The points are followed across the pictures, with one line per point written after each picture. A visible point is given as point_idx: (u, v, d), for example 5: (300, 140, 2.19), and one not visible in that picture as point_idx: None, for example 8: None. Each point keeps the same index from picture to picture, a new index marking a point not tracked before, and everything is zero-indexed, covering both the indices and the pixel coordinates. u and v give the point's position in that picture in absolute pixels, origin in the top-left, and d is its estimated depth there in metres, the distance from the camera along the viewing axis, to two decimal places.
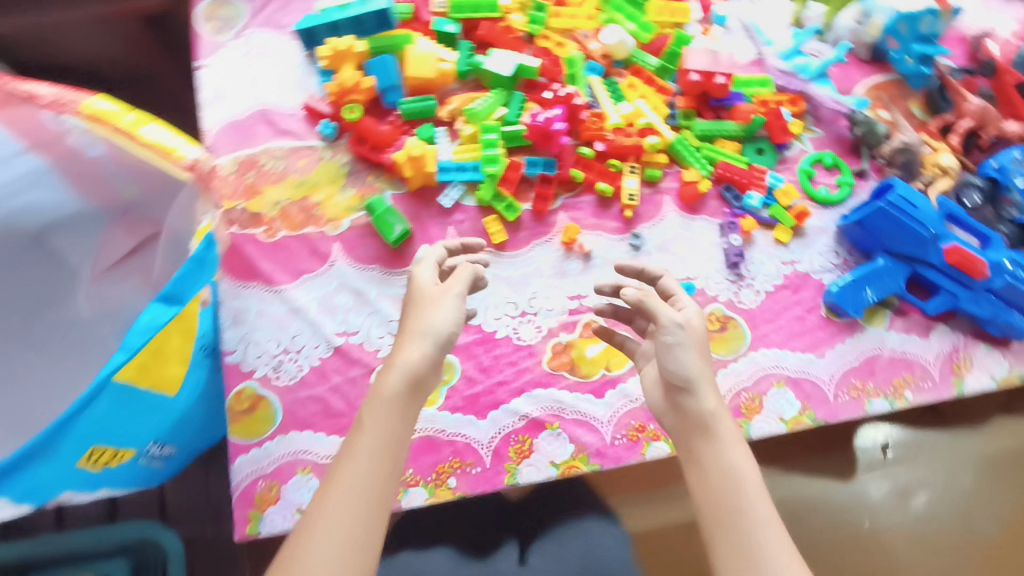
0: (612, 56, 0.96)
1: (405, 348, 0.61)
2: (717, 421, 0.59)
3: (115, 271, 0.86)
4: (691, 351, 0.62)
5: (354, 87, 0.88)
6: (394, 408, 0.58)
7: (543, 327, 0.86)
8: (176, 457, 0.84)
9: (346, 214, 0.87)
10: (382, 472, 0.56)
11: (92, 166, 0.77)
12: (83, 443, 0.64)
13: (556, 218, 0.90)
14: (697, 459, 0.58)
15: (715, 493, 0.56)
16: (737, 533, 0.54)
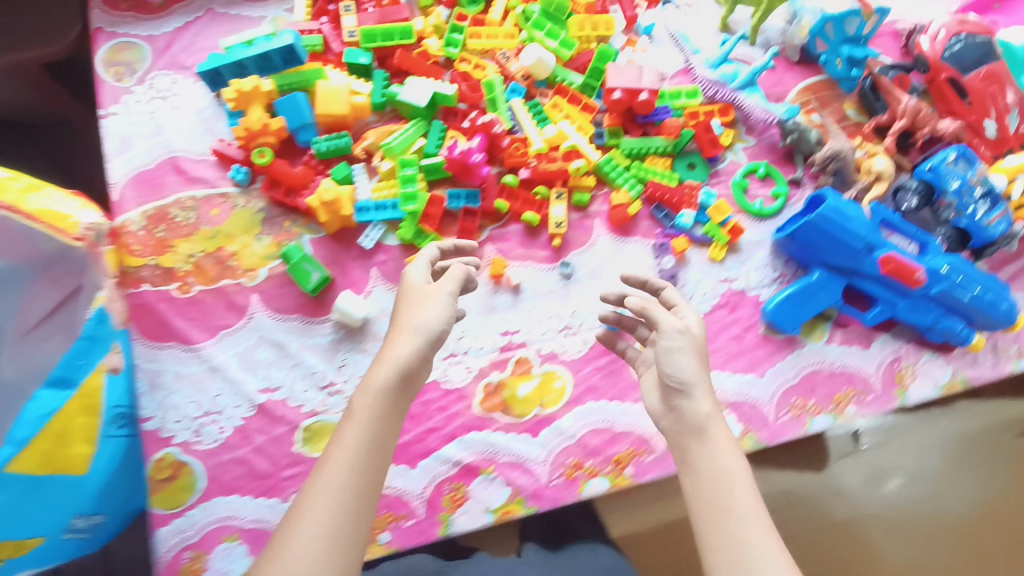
0: (533, 77, 0.92)
1: (392, 362, 0.62)
2: (711, 423, 0.59)
3: None
4: (689, 354, 0.62)
5: (263, 129, 0.84)
6: (382, 410, 0.60)
7: (473, 367, 0.84)
8: (110, 527, 0.82)
9: (263, 263, 0.84)
10: (367, 470, 0.57)
11: None
12: None
13: (483, 251, 0.87)
14: (689, 460, 0.58)
15: (708, 493, 0.56)
16: (723, 531, 0.54)
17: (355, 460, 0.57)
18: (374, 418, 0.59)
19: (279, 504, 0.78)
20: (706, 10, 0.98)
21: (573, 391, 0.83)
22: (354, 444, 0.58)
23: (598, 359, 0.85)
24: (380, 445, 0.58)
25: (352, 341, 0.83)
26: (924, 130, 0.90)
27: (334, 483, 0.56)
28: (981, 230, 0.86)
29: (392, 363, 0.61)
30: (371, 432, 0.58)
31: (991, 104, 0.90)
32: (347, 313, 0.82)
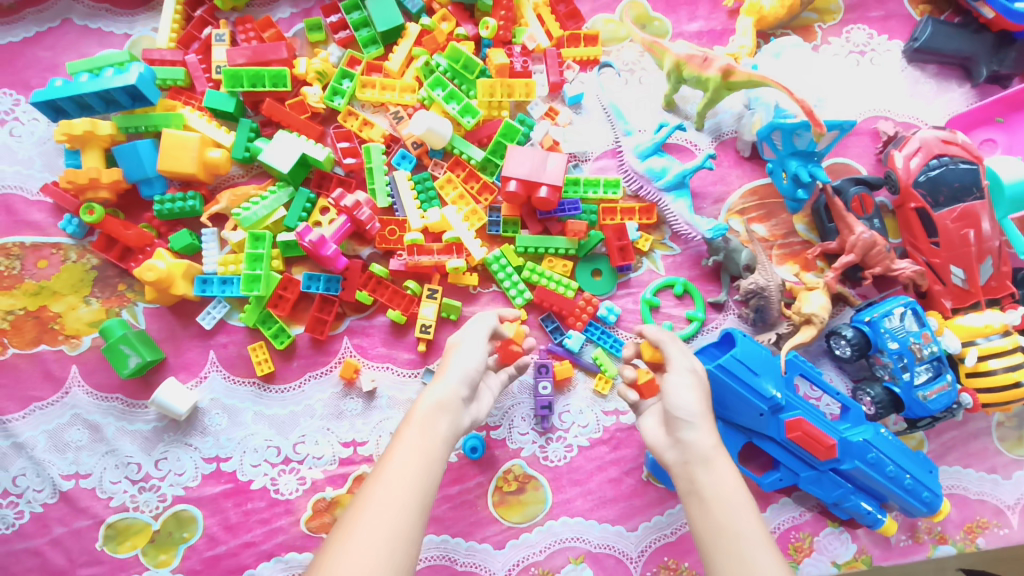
0: (426, 145, 0.80)
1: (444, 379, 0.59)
2: (715, 455, 0.56)
3: None
4: (692, 386, 0.60)
5: (91, 182, 0.74)
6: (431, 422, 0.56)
7: (306, 479, 0.74)
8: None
9: (88, 331, 0.75)
10: (422, 474, 0.52)
11: None
12: None
13: (339, 345, 0.77)
14: (694, 489, 0.55)
15: (719, 516, 0.52)
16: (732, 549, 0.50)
17: (409, 468, 0.52)
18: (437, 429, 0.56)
19: None
20: (649, 83, 0.85)
21: None
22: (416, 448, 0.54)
23: (447, 488, 0.74)
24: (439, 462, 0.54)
25: (176, 433, 0.74)
26: (873, 269, 0.76)
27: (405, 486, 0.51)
28: (916, 403, 0.73)
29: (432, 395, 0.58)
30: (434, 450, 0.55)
31: (963, 249, 0.76)
32: (167, 407, 0.72)
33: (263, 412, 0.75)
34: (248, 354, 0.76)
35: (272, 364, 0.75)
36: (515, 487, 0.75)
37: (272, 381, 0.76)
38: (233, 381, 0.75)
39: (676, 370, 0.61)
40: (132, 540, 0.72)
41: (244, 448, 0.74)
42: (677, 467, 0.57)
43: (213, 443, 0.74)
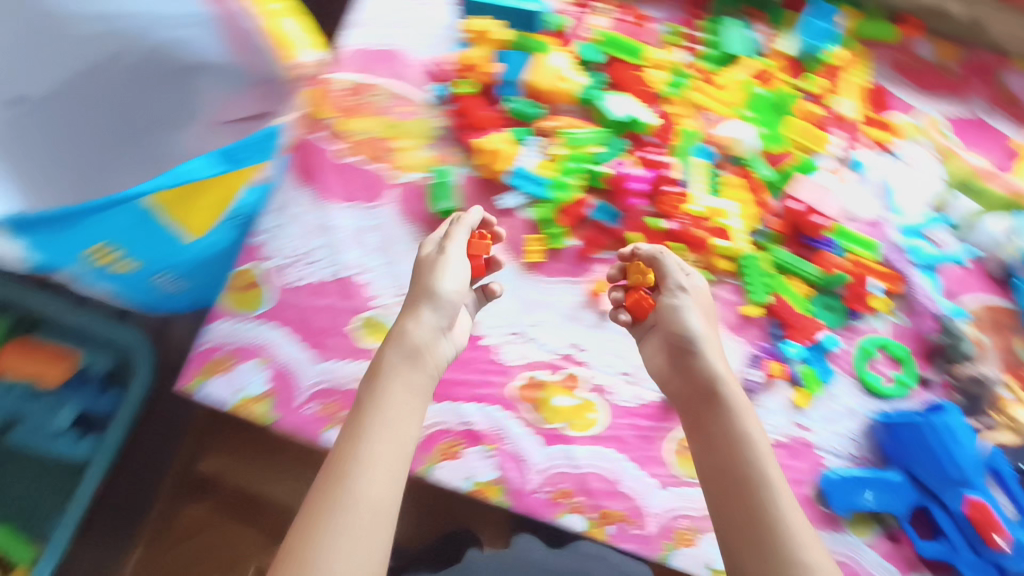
0: (728, 151, 0.91)
1: (415, 315, 0.68)
2: (725, 387, 0.66)
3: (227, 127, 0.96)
4: (698, 317, 0.71)
5: (476, 67, 0.92)
6: (398, 391, 0.63)
7: (528, 355, 0.84)
8: (183, 299, 0.91)
9: (413, 170, 0.90)
10: (390, 464, 0.59)
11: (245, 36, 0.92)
12: (108, 233, 0.78)
13: (596, 266, 0.88)
14: (700, 438, 0.65)
15: (726, 458, 0.62)
16: (740, 495, 0.60)
17: (382, 462, 0.59)
18: (407, 372, 0.64)
19: (311, 361, 0.83)
20: (928, 180, 0.94)
21: (605, 429, 0.82)
22: (386, 412, 0.61)
23: (639, 418, 0.83)
24: (416, 417, 0.63)
25: None
26: None
27: (374, 454, 0.58)
28: None
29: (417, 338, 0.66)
30: (412, 395, 0.64)
31: None
32: None
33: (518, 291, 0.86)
34: (523, 242, 0.88)
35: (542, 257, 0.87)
36: None
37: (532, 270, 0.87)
38: (503, 256, 0.88)
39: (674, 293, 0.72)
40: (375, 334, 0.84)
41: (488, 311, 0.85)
42: (686, 408, 0.68)
43: None
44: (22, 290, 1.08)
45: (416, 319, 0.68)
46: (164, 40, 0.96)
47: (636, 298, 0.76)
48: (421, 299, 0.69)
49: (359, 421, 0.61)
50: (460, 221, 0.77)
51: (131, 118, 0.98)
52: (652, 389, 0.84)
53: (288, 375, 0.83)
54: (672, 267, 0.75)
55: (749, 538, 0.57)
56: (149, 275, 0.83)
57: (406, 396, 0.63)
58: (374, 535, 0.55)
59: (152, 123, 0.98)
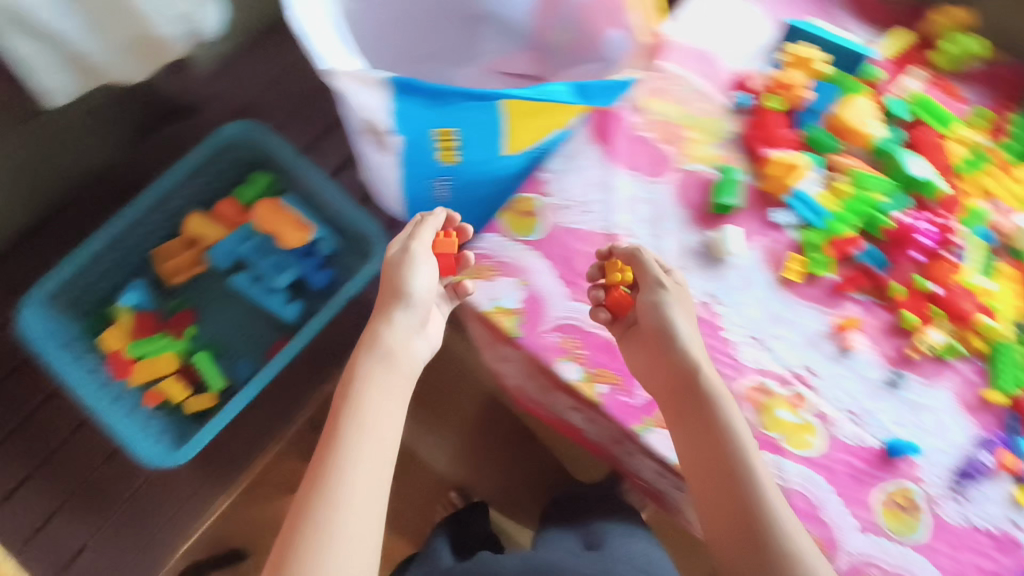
0: (1009, 239, 0.93)
1: (393, 322, 0.75)
2: (722, 394, 0.74)
3: (502, 78, 1.25)
4: (682, 313, 0.78)
5: (790, 87, 0.96)
6: (376, 399, 0.70)
7: (764, 363, 0.87)
8: (449, 208, 1.03)
9: (700, 161, 0.95)
10: (374, 462, 0.66)
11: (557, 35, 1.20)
12: (455, 124, 0.80)
13: (848, 304, 0.90)
14: (685, 430, 0.73)
15: (710, 453, 0.71)
16: (728, 486, 0.68)
17: (368, 464, 0.66)
18: (388, 376, 0.72)
19: (563, 296, 0.89)
20: None
21: (819, 455, 0.83)
22: (368, 417, 0.69)
23: (854, 458, 0.83)
24: (398, 409, 0.71)
25: (705, 261, 0.90)
26: None
27: (370, 446, 0.67)
28: None
29: (381, 378, 0.72)
30: (398, 390, 0.72)
31: None
32: (723, 242, 0.90)
33: (769, 303, 0.89)
34: (786, 258, 0.91)
35: (800, 278, 0.90)
36: (903, 504, 0.81)
37: (787, 287, 0.90)
38: (763, 266, 0.91)
39: (649, 289, 0.79)
40: None
41: (737, 310, 0.89)
42: (667, 398, 0.76)
43: (719, 287, 0.90)
44: (292, 156, 1.19)
45: (393, 325, 0.75)
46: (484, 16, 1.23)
47: (618, 296, 0.83)
48: (394, 297, 0.77)
49: (353, 416, 0.68)
50: (426, 218, 0.83)
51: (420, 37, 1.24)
52: (874, 435, 0.84)
53: (540, 302, 0.88)
54: (650, 260, 0.81)
55: (732, 521, 0.67)
56: (438, 181, 0.95)
57: (378, 398, 0.70)
58: (376, 497, 0.65)
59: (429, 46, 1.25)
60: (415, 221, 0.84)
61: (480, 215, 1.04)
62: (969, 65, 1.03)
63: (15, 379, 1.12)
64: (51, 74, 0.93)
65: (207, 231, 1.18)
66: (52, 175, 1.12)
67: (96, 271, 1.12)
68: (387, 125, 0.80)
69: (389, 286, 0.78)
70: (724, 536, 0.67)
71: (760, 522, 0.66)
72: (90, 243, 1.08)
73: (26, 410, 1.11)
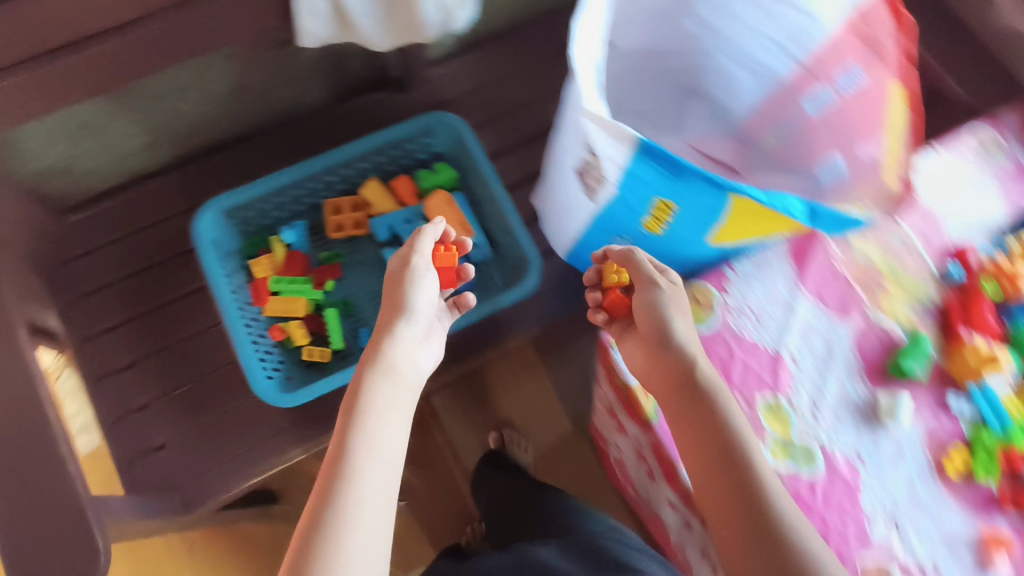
0: None
1: (396, 338, 0.79)
2: (717, 385, 0.75)
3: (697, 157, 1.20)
4: (681, 317, 0.80)
5: (1011, 276, 0.92)
6: (382, 401, 0.74)
7: (892, 545, 0.81)
8: None
9: (890, 316, 0.91)
10: (381, 461, 0.70)
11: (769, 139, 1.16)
12: (680, 201, 0.80)
13: (1002, 522, 0.83)
14: (686, 432, 0.74)
15: (714, 452, 0.71)
16: (738, 482, 0.69)
17: (377, 464, 0.70)
18: (395, 388, 0.76)
19: None
20: None
21: None
22: (371, 430, 0.72)
23: None
24: (403, 410, 0.75)
25: (863, 419, 0.86)
26: None
27: (373, 450, 0.71)
28: None
29: (388, 384, 0.76)
30: (402, 398, 0.76)
31: None
32: (891, 407, 0.85)
33: (916, 488, 0.84)
34: (949, 448, 0.85)
35: (960, 474, 0.84)
36: None
37: (942, 478, 0.84)
38: (923, 446, 0.85)
39: (643, 288, 0.82)
40: (775, 419, 0.85)
41: (882, 480, 0.84)
42: (668, 396, 0.77)
43: (870, 450, 0.85)
44: (481, 159, 1.20)
45: (397, 338, 0.79)
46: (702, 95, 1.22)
47: (614, 297, 0.88)
48: (400, 310, 0.82)
49: (359, 425, 0.72)
50: (427, 233, 0.89)
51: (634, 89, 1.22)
52: None
53: None
54: (645, 261, 0.83)
55: (742, 512, 0.67)
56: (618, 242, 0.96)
57: (387, 400, 0.75)
58: (381, 495, 0.69)
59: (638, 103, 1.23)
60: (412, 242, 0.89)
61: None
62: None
63: (169, 269, 1.20)
64: (314, 18, 0.98)
65: (379, 200, 1.22)
66: (267, 96, 1.25)
67: (271, 201, 1.18)
68: (614, 177, 0.81)
69: (397, 297, 0.83)
70: (737, 538, 0.67)
71: (773, 522, 0.66)
72: (276, 177, 1.13)
73: (171, 296, 1.19)
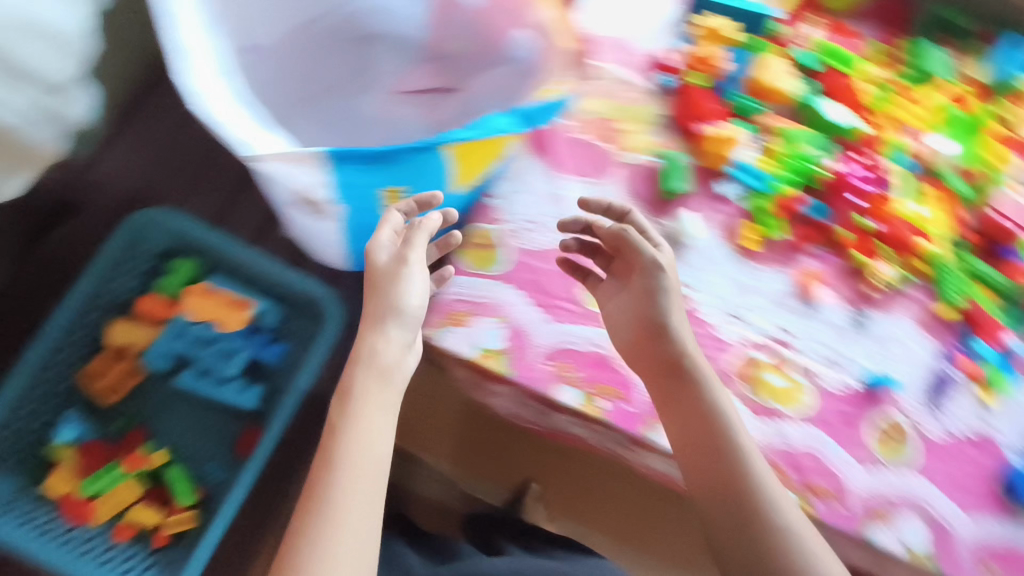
0: (926, 161, 0.98)
1: (377, 336, 0.70)
2: (713, 389, 0.75)
3: (404, 98, 1.21)
4: (688, 332, 0.78)
5: (706, 62, 0.98)
6: (362, 402, 0.67)
7: (744, 336, 0.90)
8: None
9: (638, 151, 0.96)
10: (365, 476, 0.64)
11: (458, 38, 1.15)
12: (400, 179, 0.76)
13: (804, 258, 0.94)
14: (676, 415, 0.75)
15: (714, 469, 0.71)
16: (719, 470, 0.70)
17: (360, 478, 0.64)
18: (376, 412, 0.67)
19: (544, 322, 0.86)
20: None
21: (812, 411, 0.87)
22: (347, 468, 0.64)
23: (843, 403, 0.88)
24: (389, 416, 0.69)
25: (670, 250, 0.92)
26: None
27: (349, 460, 0.64)
28: None
29: (375, 400, 0.68)
30: (372, 444, 0.66)
31: None
32: (684, 227, 0.92)
33: (735, 277, 0.92)
34: (739, 229, 0.94)
35: (756, 246, 0.93)
36: (893, 433, 0.87)
37: (747, 258, 0.93)
38: (720, 242, 0.93)
39: (661, 273, 0.79)
40: None
41: (707, 287, 0.91)
42: (674, 418, 0.75)
43: (687, 269, 0.92)
44: (201, 229, 1.08)
45: (384, 343, 0.69)
46: (363, 20, 1.16)
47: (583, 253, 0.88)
48: (374, 304, 0.70)
49: (328, 450, 0.66)
50: (383, 219, 0.75)
51: (316, 83, 1.18)
52: (854, 376, 0.90)
53: (522, 335, 0.85)
54: (633, 235, 0.81)
55: (736, 522, 0.69)
56: None
57: (372, 407, 0.67)
58: (368, 517, 0.63)
59: (329, 88, 1.20)
60: (378, 224, 0.74)
61: None
62: (860, 3, 1.08)
63: None
64: None
65: (135, 336, 1.06)
66: None
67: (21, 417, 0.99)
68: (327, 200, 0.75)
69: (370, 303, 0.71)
70: (717, 512, 0.70)
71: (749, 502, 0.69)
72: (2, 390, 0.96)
73: None
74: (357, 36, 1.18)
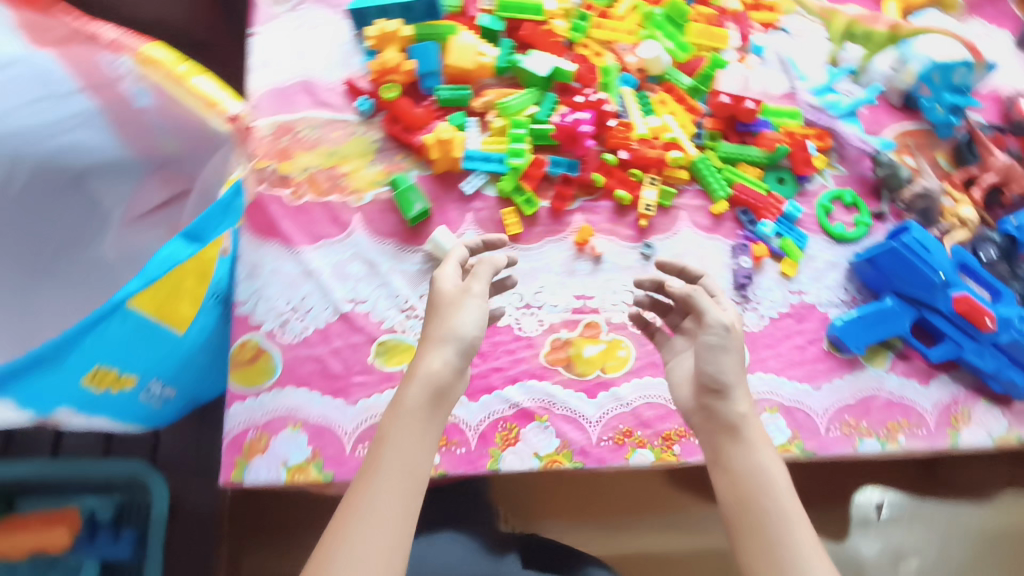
0: (647, 71, 0.98)
1: (430, 347, 0.60)
2: (746, 425, 0.62)
3: (143, 221, 0.91)
4: (731, 355, 0.64)
5: (395, 68, 0.92)
6: (413, 426, 0.57)
7: (545, 321, 0.87)
8: (182, 398, 0.87)
9: (370, 188, 0.90)
10: (397, 506, 0.53)
11: (134, 116, 0.86)
12: (94, 358, 0.69)
13: (571, 217, 0.91)
14: (718, 455, 0.62)
15: (748, 518, 0.58)
16: (757, 522, 0.57)
17: (392, 490, 0.54)
18: (416, 431, 0.56)
19: (344, 407, 0.81)
20: (815, 45, 1.05)
21: (636, 362, 0.86)
22: (381, 497, 0.53)
23: None
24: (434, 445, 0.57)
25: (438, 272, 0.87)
26: None
27: (385, 483, 0.54)
28: None
29: (427, 422, 0.57)
30: (413, 470, 0.55)
31: None
32: (441, 246, 0.86)
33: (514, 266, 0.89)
34: (500, 217, 0.90)
35: (520, 227, 0.89)
36: None
37: (517, 242, 0.89)
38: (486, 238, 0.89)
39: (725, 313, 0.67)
40: (395, 357, 0.83)
41: None
42: (716, 465, 0.61)
43: None
44: None
45: (427, 356, 0.59)
46: (55, 148, 0.88)
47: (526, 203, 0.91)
48: (436, 328, 0.61)
49: (368, 462, 0.56)
50: (448, 255, 0.68)
51: (37, 246, 0.89)
52: None
53: (327, 430, 0.80)
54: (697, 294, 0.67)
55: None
56: (152, 401, 0.81)
57: (424, 419, 0.58)
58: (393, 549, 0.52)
59: (57, 250, 0.90)
60: (445, 258, 0.67)
61: (211, 385, 0.93)
62: None
63: None
64: None
65: None
66: None
67: None
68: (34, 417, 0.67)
69: (432, 318, 0.62)
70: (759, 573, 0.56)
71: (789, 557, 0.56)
72: None
73: None
74: (70, 176, 0.91)
